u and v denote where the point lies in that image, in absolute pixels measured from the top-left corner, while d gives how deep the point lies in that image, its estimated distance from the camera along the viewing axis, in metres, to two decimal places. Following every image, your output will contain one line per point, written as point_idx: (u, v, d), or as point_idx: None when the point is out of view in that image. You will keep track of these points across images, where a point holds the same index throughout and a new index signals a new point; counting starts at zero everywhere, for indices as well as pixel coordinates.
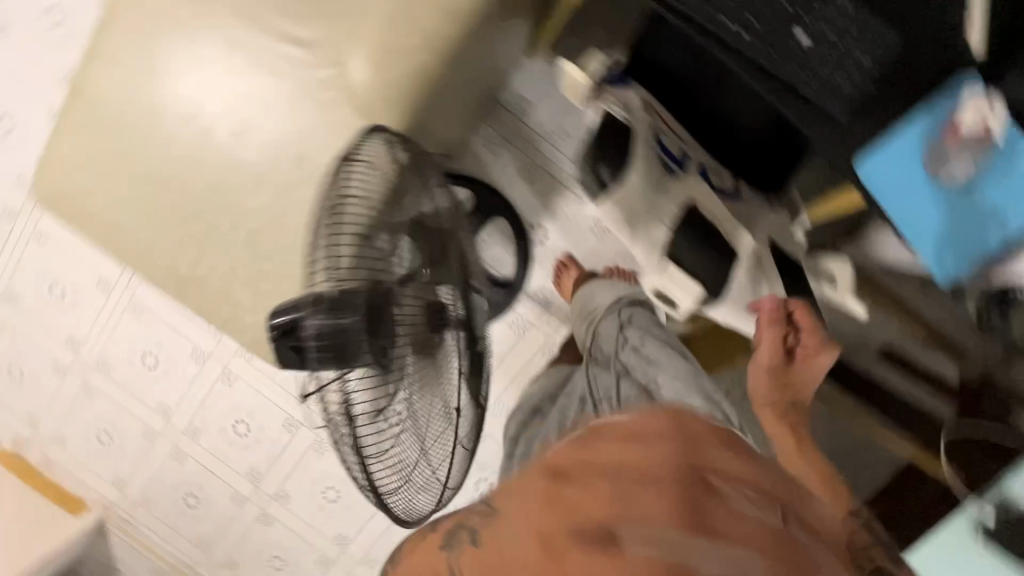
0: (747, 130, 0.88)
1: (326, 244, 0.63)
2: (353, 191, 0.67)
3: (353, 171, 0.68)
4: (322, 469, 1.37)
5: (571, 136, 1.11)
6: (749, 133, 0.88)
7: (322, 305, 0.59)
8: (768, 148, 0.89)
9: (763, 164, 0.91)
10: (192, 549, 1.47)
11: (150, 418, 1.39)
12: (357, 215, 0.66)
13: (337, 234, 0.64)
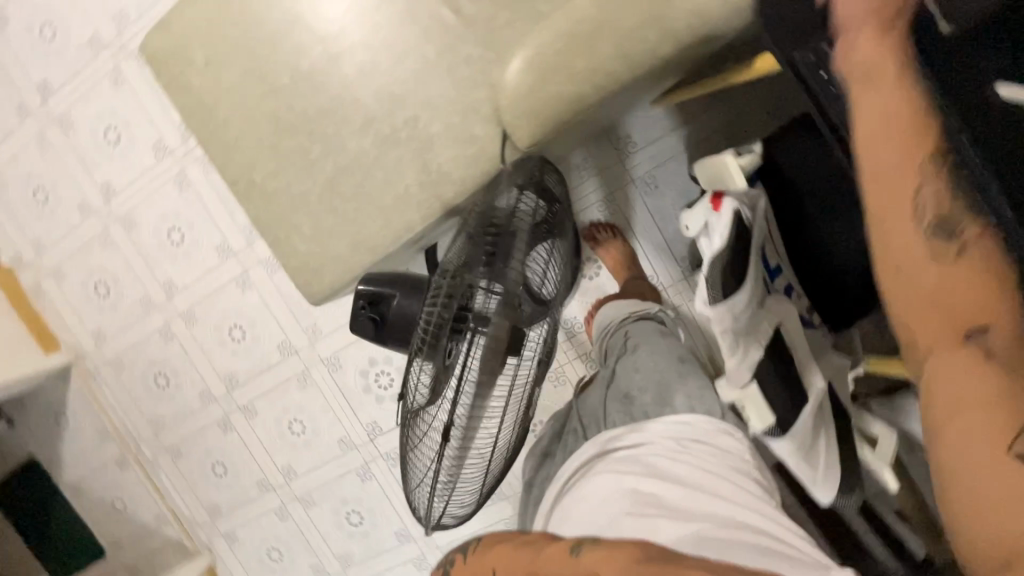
0: (838, 266, 0.82)
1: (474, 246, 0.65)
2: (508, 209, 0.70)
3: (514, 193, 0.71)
4: (299, 401, 1.37)
5: (659, 189, 1.11)
6: (838, 270, 0.83)
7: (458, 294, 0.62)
8: (847, 293, 0.84)
9: (839, 304, 0.85)
10: (143, 425, 1.46)
11: (152, 290, 1.37)
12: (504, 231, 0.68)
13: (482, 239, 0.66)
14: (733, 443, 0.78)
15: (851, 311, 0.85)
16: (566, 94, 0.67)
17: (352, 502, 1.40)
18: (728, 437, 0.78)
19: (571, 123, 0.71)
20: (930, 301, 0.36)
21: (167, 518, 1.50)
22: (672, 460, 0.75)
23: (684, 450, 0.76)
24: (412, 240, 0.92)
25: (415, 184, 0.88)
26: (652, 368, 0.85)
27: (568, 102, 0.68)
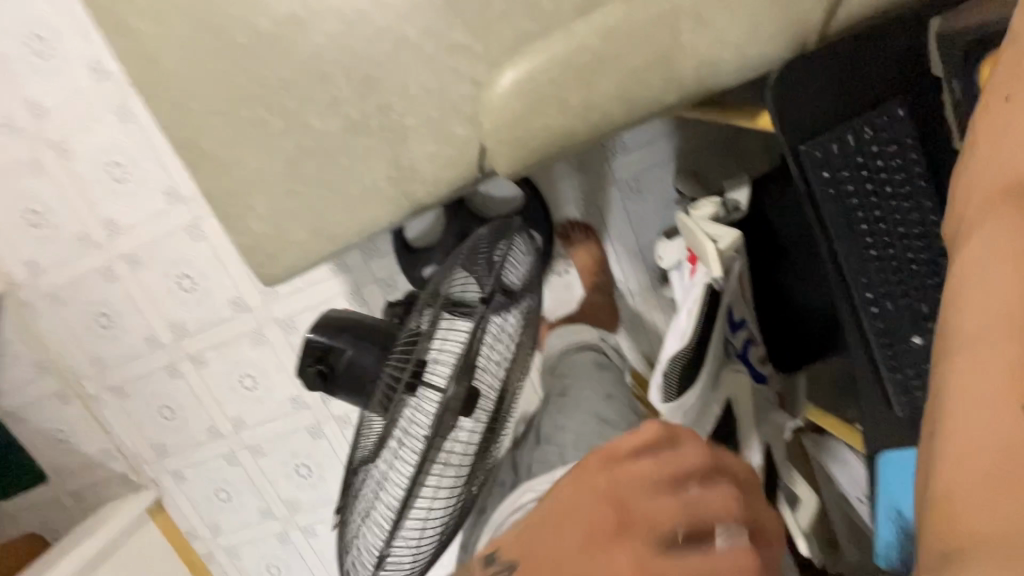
0: (800, 312, 0.82)
1: (431, 303, 0.73)
2: (468, 269, 0.78)
3: (477, 255, 0.80)
4: (251, 357, 1.35)
5: (642, 194, 1.07)
6: (799, 316, 0.82)
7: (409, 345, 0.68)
8: (802, 339, 0.83)
9: (794, 348, 0.84)
10: (85, 362, 1.41)
11: (89, 226, 1.26)
12: (461, 287, 0.77)
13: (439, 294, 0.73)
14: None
15: (803, 356, 0.84)
16: (557, 125, 0.61)
17: (301, 456, 1.43)
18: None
19: (561, 150, 0.64)
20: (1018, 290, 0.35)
21: (112, 454, 1.50)
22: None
23: None
24: (375, 232, 0.87)
25: (383, 177, 0.81)
26: (582, 408, 0.82)
27: (558, 132, 0.61)
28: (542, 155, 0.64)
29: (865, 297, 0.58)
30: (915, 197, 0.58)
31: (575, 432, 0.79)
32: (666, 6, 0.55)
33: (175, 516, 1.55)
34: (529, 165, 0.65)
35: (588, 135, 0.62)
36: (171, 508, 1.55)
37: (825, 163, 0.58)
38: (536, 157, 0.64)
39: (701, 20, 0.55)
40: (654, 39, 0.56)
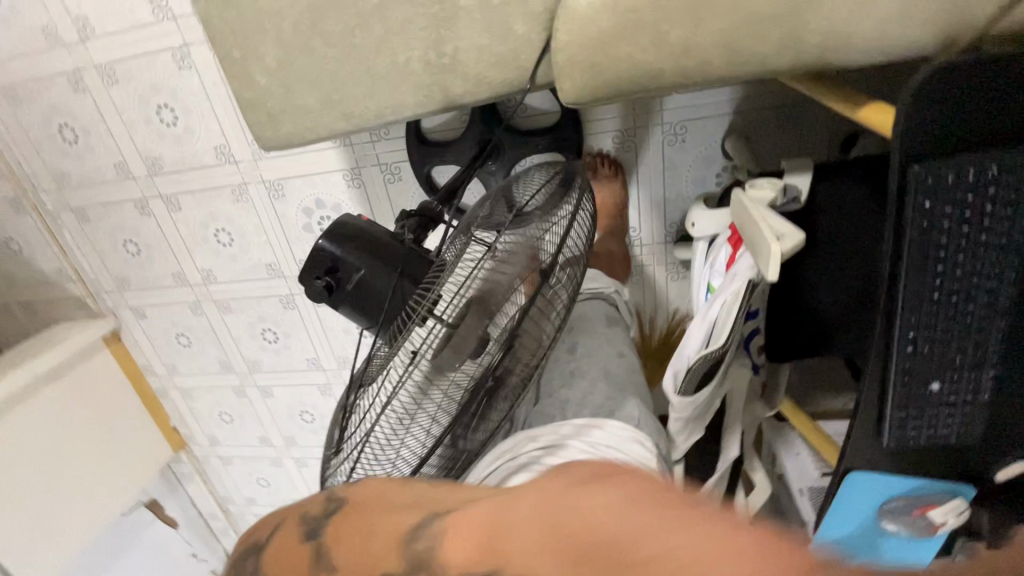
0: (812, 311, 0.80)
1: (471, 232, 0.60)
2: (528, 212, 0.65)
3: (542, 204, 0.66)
4: (231, 212, 1.26)
5: (685, 145, 0.99)
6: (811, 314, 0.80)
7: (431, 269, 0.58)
8: (805, 336, 0.82)
9: (793, 342, 0.83)
10: (44, 175, 1.29)
11: (57, 20, 1.07)
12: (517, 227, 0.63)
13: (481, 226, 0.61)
14: (640, 454, 0.67)
15: (800, 351, 0.83)
16: (647, 59, 0.52)
17: (269, 321, 1.41)
18: (636, 446, 0.68)
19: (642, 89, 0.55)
20: None
21: (69, 276, 1.43)
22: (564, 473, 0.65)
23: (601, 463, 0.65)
24: (396, 120, 0.77)
25: (419, 60, 0.70)
26: (593, 362, 0.81)
27: (645, 67, 0.52)
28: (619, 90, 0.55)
29: (907, 338, 0.55)
30: (1009, 258, 0.53)
31: (581, 390, 0.77)
32: None
33: (132, 349, 1.54)
34: (602, 98, 0.56)
35: (677, 80, 0.53)
36: (129, 340, 1.53)
37: (946, 192, 0.51)
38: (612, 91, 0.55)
39: None
40: None
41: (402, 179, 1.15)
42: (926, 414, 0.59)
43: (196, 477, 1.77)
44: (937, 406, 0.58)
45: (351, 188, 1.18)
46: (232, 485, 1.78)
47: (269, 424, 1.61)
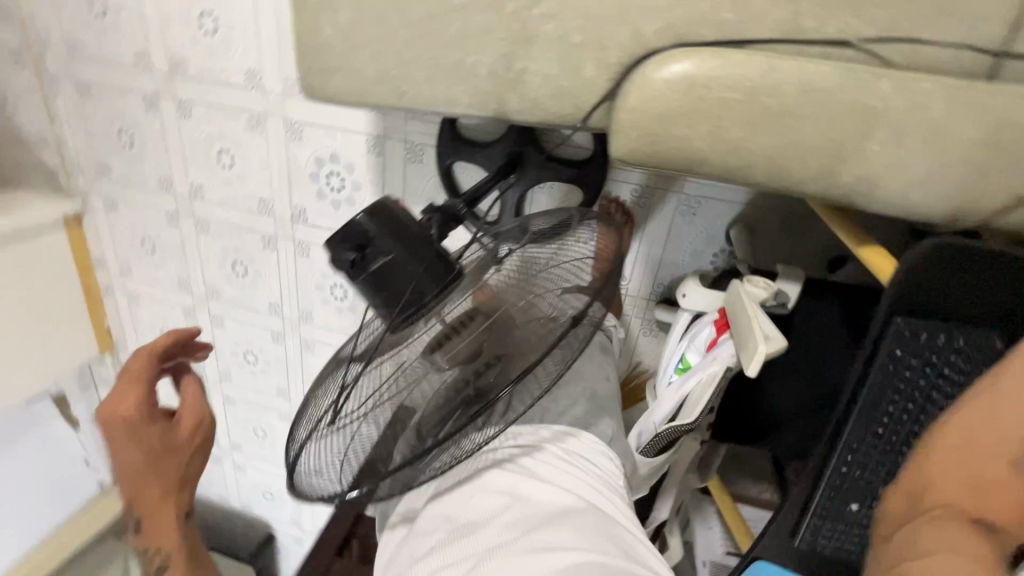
0: (757, 406, 0.86)
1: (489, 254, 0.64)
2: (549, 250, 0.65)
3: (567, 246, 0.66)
4: (241, 138, 1.23)
5: (696, 218, 1.04)
6: (756, 409, 0.86)
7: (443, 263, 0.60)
8: (745, 427, 0.88)
9: (732, 429, 0.89)
10: (55, 36, 1.22)
11: None
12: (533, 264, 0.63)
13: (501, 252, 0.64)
14: (610, 469, 0.74)
15: (737, 439, 0.89)
16: (701, 145, 0.56)
17: (242, 254, 1.38)
18: (605, 460, 0.74)
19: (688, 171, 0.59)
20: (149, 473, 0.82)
21: (47, 145, 1.35)
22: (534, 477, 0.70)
23: (573, 473, 0.71)
24: (444, 112, 0.78)
25: (486, 66, 0.72)
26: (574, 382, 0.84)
27: (697, 152, 0.56)
28: (668, 165, 0.59)
29: (843, 457, 0.62)
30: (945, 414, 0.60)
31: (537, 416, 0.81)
32: (877, 106, 0.50)
33: (89, 237, 1.47)
34: (651, 166, 0.59)
35: (721, 173, 0.57)
36: (89, 228, 1.46)
37: (908, 347, 0.58)
38: (661, 163, 0.59)
39: (897, 140, 0.51)
40: (844, 128, 0.52)
41: (421, 161, 1.16)
42: (849, 529, 0.65)
43: (114, 384, 1.70)
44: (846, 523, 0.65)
45: (369, 154, 1.18)
46: None
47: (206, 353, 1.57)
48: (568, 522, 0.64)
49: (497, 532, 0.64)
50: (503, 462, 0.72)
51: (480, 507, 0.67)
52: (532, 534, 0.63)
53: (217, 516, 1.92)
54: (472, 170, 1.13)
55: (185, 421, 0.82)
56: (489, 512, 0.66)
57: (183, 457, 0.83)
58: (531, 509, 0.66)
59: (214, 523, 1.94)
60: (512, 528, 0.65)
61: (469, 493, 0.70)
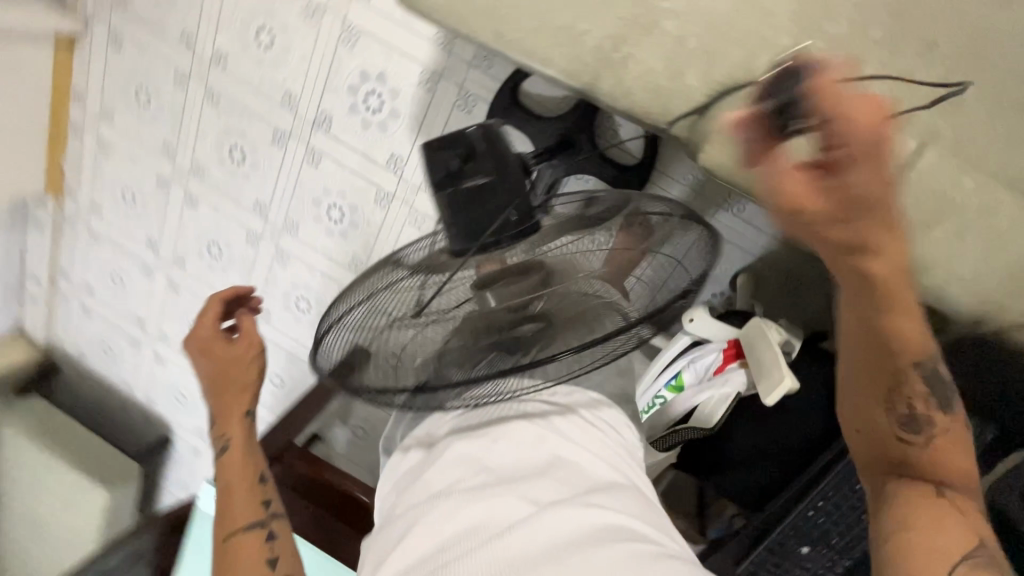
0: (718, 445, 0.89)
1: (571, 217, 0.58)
2: (631, 236, 0.60)
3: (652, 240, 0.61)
4: (289, 23, 1.15)
5: None
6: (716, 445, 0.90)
7: (526, 217, 0.53)
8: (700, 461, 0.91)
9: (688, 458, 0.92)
10: None
11: None
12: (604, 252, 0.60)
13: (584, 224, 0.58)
14: (629, 438, 0.75)
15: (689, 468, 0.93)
16: None
17: (245, 142, 1.29)
18: (627, 431, 0.75)
19: None
20: (217, 387, 0.81)
21: None
22: (572, 442, 0.66)
23: (602, 447, 0.68)
24: (532, 69, 0.77)
25: (594, 39, 0.72)
26: None
27: None
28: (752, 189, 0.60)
29: (812, 503, 0.74)
30: None
31: None
32: None
33: (76, 68, 1.32)
34: None
35: None
36: (80, 57, 1.31)
37: None
38: None
39: None
40: None
41: (468, 113, 1.12)
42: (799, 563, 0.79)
43: (50, 231, 1.56)
44: (791, 555, 0.79)
45: (418, 87, 1.13)
46: (82, 262, 1.58)
47: (165, 232, 1.46)
48: (606, 494, 0.60)
49: (532, 487, 0.59)
50: (527, 412, 0.68)
51: (505, 462, 0.63)
52: (573, 498, 0.59)
53: (117, 402, 1.79)
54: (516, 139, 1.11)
55: (248, 331, 0.82)
56: (513, 468, 0.62)
57: (252, 370, 0.82)
58: (559, 477, 0.61)
59: (112, 407, 1.81)
60: (546, 487, 0.60)
61: (494, 437, 0.65)
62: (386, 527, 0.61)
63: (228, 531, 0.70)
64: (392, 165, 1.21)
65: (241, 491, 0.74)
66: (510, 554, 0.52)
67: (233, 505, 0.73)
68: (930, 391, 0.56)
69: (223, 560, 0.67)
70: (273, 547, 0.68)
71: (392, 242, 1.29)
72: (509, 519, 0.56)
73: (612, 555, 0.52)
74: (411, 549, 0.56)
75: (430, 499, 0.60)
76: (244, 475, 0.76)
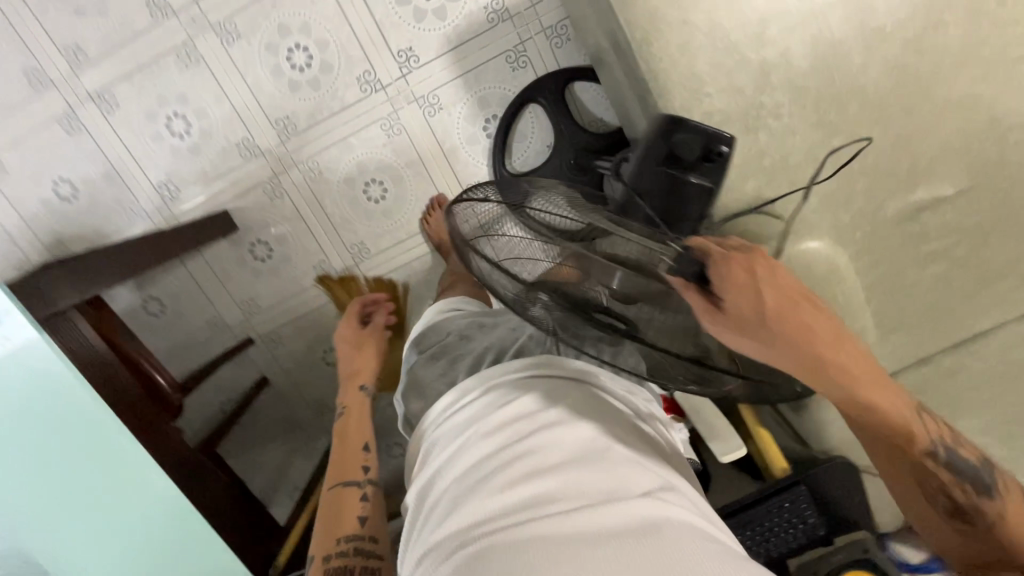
0: None
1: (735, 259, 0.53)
2: None
3: None
4: None
5: None
6: None
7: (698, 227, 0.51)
8: None
9: None
10: None
11: None
12: None
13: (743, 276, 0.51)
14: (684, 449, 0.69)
15: None
16: None
17: None
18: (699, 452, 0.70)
19: None
20: (346, 375, 0.88)
21: None
22: (620, 433, 0.56)
23: (666, 456, 0.58)
24: (647, 86, 0.80)
25: (710, 108, 0.80)
26: None
27: None
28: None
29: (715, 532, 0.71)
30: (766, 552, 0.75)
31: None
32: None
33: None
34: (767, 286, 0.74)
35: None
36: None
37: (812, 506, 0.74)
38: None
39: None
40: None
41: (512, 69, 1.07)
42: None
43: None
44: None
45: (481, 11, 1.03)
46: None
47: None
48: (669, 492, 0.50)
49: (582, 471, 0.50)
50: (579, 401, 0.58)
51: (541, 448, 0.52)
52: (634, 490, 0.49)
53: None
54: (538, 120, 1.11)
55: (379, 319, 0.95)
56: (557, 456, 0.51)
57: (370, 373, 0.87)
58: (616, 468, 0.51)
59: None
60: (601, 470, 0.50)
61: (535, 420, 0.55)
62: (432, 502, 0.53)
63: (332, 480, 0.70)
64: (401, 59, 1.05)
65: (348, 457, 0.73)
66: (569, 536, 0.44)
67: (346, 459, 0.73)
68: (962, 480, 0.54)
69: (327, 509, 0.67)
70: (365, 509, 0.67)
71: (349, 130, 1.09)
72: (564, 504, 0.47)
73: (687, 549, 0.44)
74: (461, 531, 0.48)
75: (476, 475, 0.51)
76: (354, 441, 0.76)
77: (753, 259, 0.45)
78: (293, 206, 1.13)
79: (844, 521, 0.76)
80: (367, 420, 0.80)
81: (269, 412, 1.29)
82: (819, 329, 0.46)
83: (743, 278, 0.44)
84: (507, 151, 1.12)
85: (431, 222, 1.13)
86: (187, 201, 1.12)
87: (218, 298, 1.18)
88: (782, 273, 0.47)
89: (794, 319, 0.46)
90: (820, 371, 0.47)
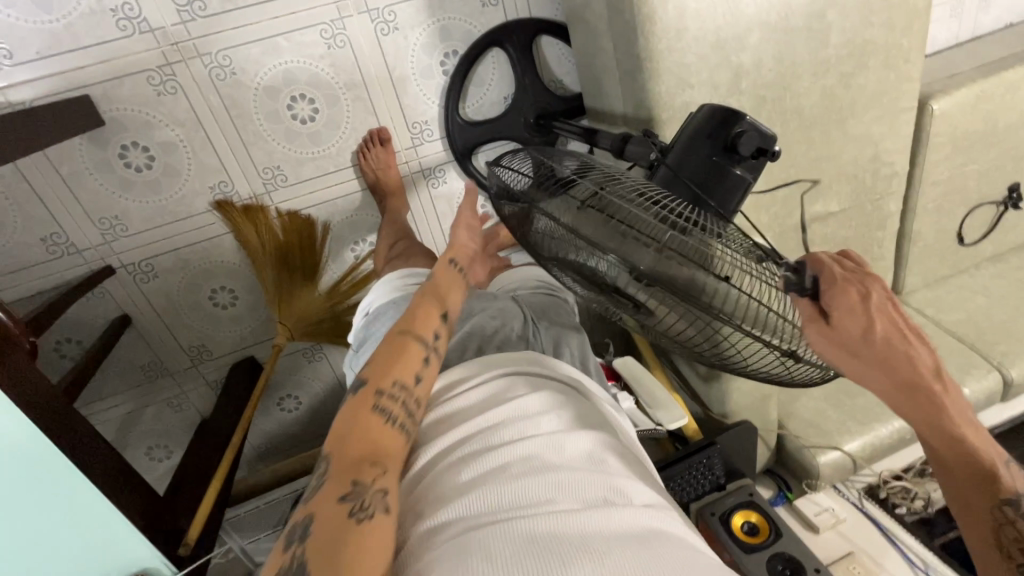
0: None
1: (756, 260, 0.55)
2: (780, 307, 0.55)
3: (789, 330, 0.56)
4: None
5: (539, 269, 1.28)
6: None
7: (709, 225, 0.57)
8: None
9: None
10: None
11: None
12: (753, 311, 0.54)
13: (755, 268, 0.54)
14: None
15: None
16: None
17: None
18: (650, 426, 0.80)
19: None
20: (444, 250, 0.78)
21: None
22: (609, 442, 0.61)
23: (646, 471, 0.63)
24: (639, 64, 0.81)
25: (689, 98, 0.84)
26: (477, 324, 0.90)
27: None
28: None
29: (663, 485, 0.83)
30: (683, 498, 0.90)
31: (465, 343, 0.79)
32: None
33: None
34: None
35: None
36: None
37: (723, 461, 0.91)
38: None
39: None
40: None
41: (482, 5, 0.97)
42: None
43: None
44: None
45: None
46: None
47: None
48: (658, 509, 0.53)
49: (578, 478, 0.53)
50: (566, 412, 0.63)
51: (538, 456, 0.55)
52: (626, 501, 0.52)
53: None
54: (499, 68, 1.04)
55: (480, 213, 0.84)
56: (550, 464, 0.55)
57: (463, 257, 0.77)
58: (609, 478, 0.54)
59: None
60: (594, 481, 0.53)
61: (533, 428, 0.59)
62: (437, 483, 0.55)
63: (402, 326, 0.66)
64: None
65: (422, 318, 0.67)
66: (562, 539, 0.46)
67: (414, 320, 0.67)
68: None
69: (387, 348, 0.64)
70: (422, 370, 0.64)
71: (278, 28, 0.89)
72: (559, 509, 0.50)
73: (675, 558, 0.46)
74: (467, 514, 0.50)
75: (485, 465, 0.54)
76: (430, 311, 0.69)
77: (871, 289, 0.51)
78: (191, 109, 0.90)
79: (738, 472, 0.94)
80: (454, 297, 0.73)
81: (127, 358, 1.05)
82: (917, 362, 0.54)
83: (856, 304, 0.50)
84: (464, 94, 1.04)
85: (367, 158, 1.00)
86: (23, 71, 0.81)
87: (64, 211, 0.90)
88: (897, 310, 0.52)
89: (892, 358, 0.53)
90: (911, 396, 0.56)
